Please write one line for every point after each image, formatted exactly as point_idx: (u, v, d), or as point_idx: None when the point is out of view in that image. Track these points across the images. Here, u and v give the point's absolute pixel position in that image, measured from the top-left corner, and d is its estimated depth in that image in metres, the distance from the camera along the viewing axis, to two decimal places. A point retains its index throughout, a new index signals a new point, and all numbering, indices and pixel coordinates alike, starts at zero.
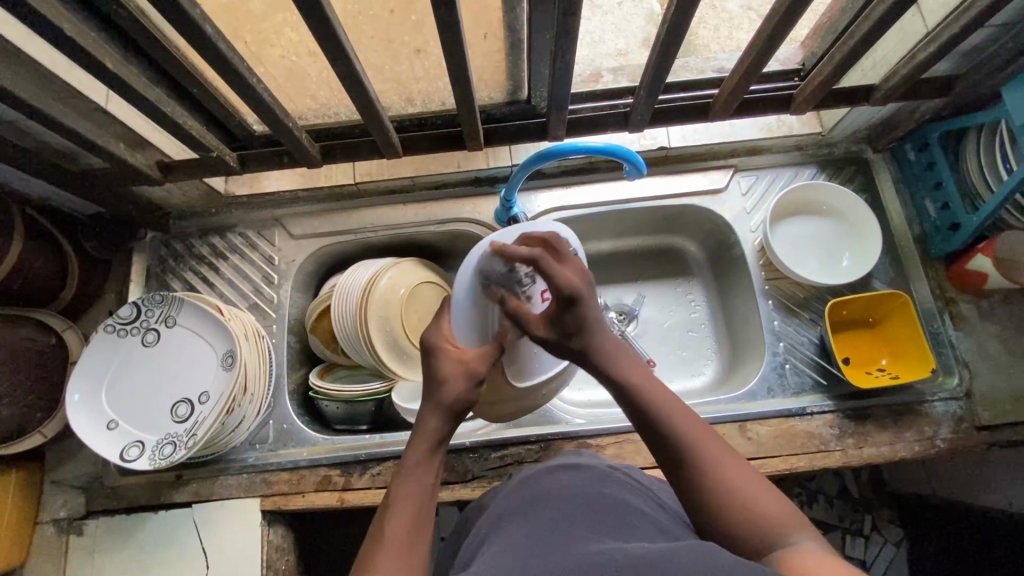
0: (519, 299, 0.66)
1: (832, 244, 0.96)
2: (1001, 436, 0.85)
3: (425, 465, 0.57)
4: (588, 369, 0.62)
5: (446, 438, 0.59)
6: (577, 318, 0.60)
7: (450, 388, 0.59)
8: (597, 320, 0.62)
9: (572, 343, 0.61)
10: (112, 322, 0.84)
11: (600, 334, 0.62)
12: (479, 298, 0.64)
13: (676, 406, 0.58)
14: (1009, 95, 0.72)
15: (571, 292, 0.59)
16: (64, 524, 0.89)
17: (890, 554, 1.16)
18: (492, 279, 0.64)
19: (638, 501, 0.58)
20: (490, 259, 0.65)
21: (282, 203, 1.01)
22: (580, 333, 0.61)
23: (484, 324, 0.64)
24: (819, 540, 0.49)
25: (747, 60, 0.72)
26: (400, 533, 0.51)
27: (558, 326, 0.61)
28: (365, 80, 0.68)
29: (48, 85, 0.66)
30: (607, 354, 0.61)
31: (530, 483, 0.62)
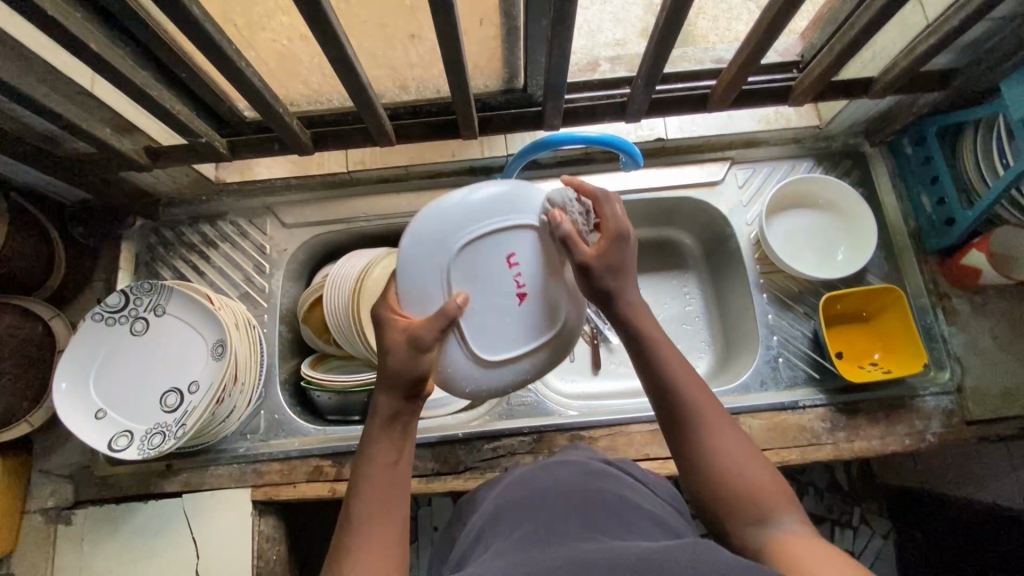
0: (470, 262, 0.60)
1: (828, 238, 0.95)
2: (990, 430, 0.86)
3: (382, 439, 0.56)
4: (610, 313, 0.61)
5: (403, 411, 0.57)
6: (618, 258, 0.60)
7: (395, 354, 0.57)
8: (630, 266, 0.62)
9: (605, 282, 0.60)
10: (99, 310, 0.83)
11: (629, 285, 0.61)
12: (421, 267, 0.60)
13: (692, 375, 0.59)
14: (1008, 88, 0.72)
15: (623, 232, 0.60)
16: (52, 513, 0.88)
17: (878, 545, 1.18)
18: (430, 250, 0.60)
19: (634, 497, 0.58)
20: (431, 224, 0.60)
21: (273, 190, 1.00)
22: (617, 274, 0.60)
23: (432, 293, 0.60)
24: (806, 523, 0.51)
25: (746, 50, 0.71)
26: (372, 514, 0.52)
27: (601, 261, 0.59)
28: (357, 65, 0.67)
29: (30, 66, 0.64)
30: (631, 308, 0.61)
31: (528, 479, 0.62)
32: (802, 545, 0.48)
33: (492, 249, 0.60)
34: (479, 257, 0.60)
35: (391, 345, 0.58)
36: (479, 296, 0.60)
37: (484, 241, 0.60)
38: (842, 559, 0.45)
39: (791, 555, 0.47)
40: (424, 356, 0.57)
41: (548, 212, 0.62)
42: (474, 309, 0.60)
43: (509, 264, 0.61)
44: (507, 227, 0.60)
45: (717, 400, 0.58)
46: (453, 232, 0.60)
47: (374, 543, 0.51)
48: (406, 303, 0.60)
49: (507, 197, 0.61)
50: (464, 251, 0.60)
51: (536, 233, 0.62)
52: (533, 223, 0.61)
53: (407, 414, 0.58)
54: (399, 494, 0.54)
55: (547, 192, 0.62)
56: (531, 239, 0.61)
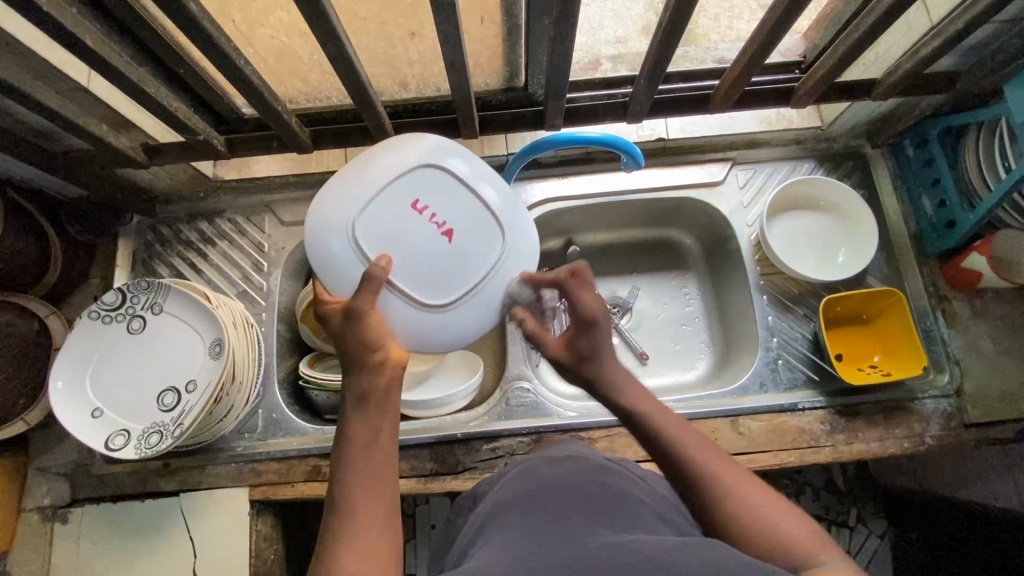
0: (379, 223, 0.60)
1: (828, 240, 0.95)
2: (988, 434, 0.86)
3: (359, 418, 0.57)
4: (601, 398, 0.64)
5: (371, 388, 0.58)
6: (590, 347, 0.64)
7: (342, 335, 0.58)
8: (609, 346, 0.64)
9: (584, 371, 0.65)
10: (96, 308, 0.82)
11: (609, 364, 0.64)
12: (332, 244, 0.60)
13: (698, 439, 0.59)
14: (1010, 91, 0.71)
15: (591, 319, 0.63)
16: (48, 511, 0.87)
17: (873, 545, 1.20)
18: (334, 223, 0.61)
19: (635, 491, 0.58)
20: (326, 208, 0.61)
21: (272, 187, 0.99)
22: (593, 359, 0.64)
23: (353, 270, 0.60)
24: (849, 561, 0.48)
25: (749, 52, 0.71)
26: (360, 492, 0.53)
27: (573, 354, 0.65)
28: (357, 63, 0.66)
29: (25, 62, 0.63)
30: (617, 383, 0.64)
31: (529, 472, 0.62)
32: None
33: (393, 201, 0.61)
34: (385, 215, 0.61)
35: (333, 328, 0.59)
36: (401, 252, 0.60)
37: (382, 196, 0.61)
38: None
39: None
40: (361, 324, 0.57)
41: (432, 149, 0.63)
42: (403, 266, 0.60)
43: (417, 210, 0.61)
44: (400, 177, 0.61)
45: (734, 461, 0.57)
46: (350, 205, 0.60)
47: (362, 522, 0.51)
48: (336, 293, 0.62)
49: (388, 152, 0.62)
50: (367, 212, 0.60)
51: (430, 170, 0.62)
52: (426, 166, 0.62)
53: (378, 391, 0.58)
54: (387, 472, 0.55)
55: (433, 137, 0.64)
56: (426, 177, 0.62)
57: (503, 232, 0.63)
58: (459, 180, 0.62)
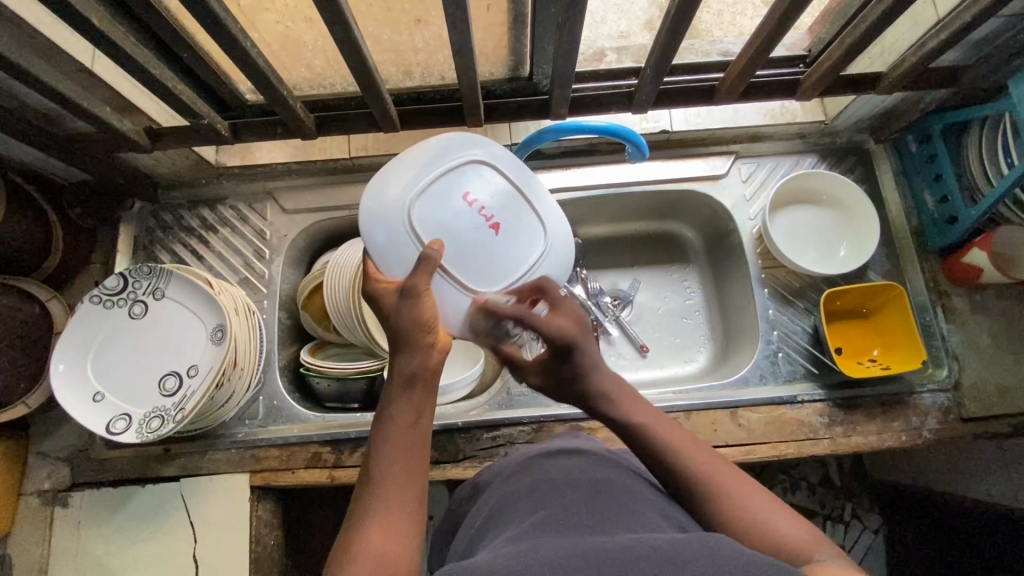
0: (430, 210, 0.65)
1: (829, 234, 0.95)
2: (985, 428, 0.87)
3: (404, 400, 0.55)
4: (592, 413, 0.63)
5: (421, 370, 0.56)
6: (568, 368, 0.62)
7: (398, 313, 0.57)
8: (595, 360, 0.63)
9: (572, 389, 0.63)
10: (98, 293, 0.82)
11: (596, 374, 0.62)
12: (386, 229, 0.63)
13: (693, 445, 0.58)
14: (1015, 87, 0.71)
15: (565, 341, 0.61)
16: (48, 496, 0.87)
17: (867, 540, 1.21)
18: (386, 211, 0.64)
19: (636, 485, 0.59)
20: (377, 197, 0.65)
21: (274, 175, 0.99)
22: (574, 377, 0.62)
23: (407, 254, 0.64)
24: (842, 556, 0.48)
25: (754, 44, 0.71)
26: (390, 476, 0.53)
27: (556, 372, 0.63)
28: (363, 48, 0.66)
29: (30, 42, 0.63)
30: (605, 395, 0.62)
31: (533, 468, 0.63)
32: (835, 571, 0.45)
33: (445, 193, 0.66)
34: (435, 206, 0.65)
35: (387, 307, 0.59)
36: (452, 239, 0.65)
37: (432, 187, 0.65)
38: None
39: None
40: (420, 302, 0.57)
41: (480, 147, 0.69)
42: (453, 252, 0.65)
43: (467, 202, 0.67)
44: (447, 169, 0.66)
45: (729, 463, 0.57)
46: (404, 194, 0.64)
47: (392, 503, 0.51)
48: (386, 274, 0.64)
49: (437, 147, 0.67)
50: (418, 200, 0.65)
51: (478, 166, 0.68)
52: (470, 159, 0.68)
53: (427, 374, 0.56)
54: (420, 459, 0.54)
55: (470, 134, 0.69)
56: (475, 172, 0.68)
57: (545, 227, 0.70)
58: (496, 173, 0.69)
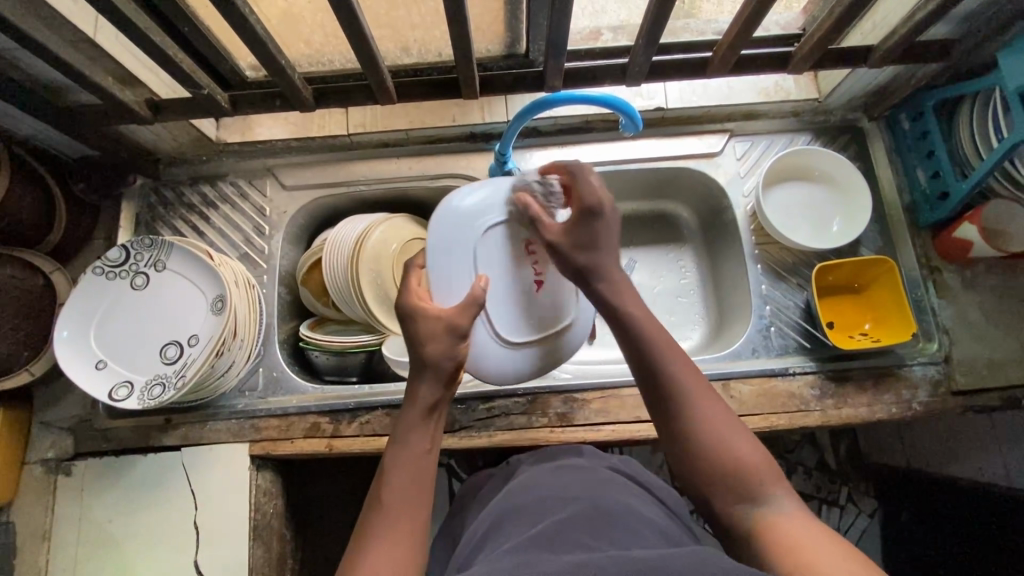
0: (492, 249, 0.70)
1: (823, 210, 0.96)
2: (975, 400, 0.88)
3: (420, 428, 0.59)
4: (587, 288, 0.66)
5: (440, 401, 0.61)
6: (589, 232, 0.65)
7: (435, 345, 0.61)
8: (607, 240, 0.66)
9: (578, 257, 0.65)
10: (101, 264, 0.84)
11: (606, 263, 0.65)
12: (451, 247, 0.68)
13: (683, 360, 0.61)
14: (1005, 60, 0.72)
15: (595, 206, 0.65)
16: (52, 464, 0.89)
17: (863, 524, 1.21)
18: (465, 229, 0.69)
19: (636, 505, 0.61)
20: (453, 215, 0.69)
21: (274, 152, 1.00)
22: (590, 248, 0.65)
23: (463, 278, 0.68)
24: (795, 501, 0.54)
25: (745, 14, 0.72)
26: (397, 496, 0.55)
27: (571, 238, 0.65)
28: (361, 19, 0.67)
29: (34, 9, 0.64)
30: (611, 284, 0.65)
31: (538, 485, 0.66)
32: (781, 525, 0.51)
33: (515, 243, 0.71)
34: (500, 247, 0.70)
35: (428, 334, 0.61)
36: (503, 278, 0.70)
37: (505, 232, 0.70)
38: (830, 538, 0.48)
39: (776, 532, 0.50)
40: (462, 345, 0.62)
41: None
42: (501, 290, 0.71)
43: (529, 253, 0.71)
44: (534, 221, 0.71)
45: (710, 387, 0.60)
46: (475, 221, 0.69)
47: (397, 526, 0.53)
48: (435, 292, 0.67)
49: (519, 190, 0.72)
50: (489, 238, 0.69)
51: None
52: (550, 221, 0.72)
53: (442, 406, 0.62)
54: (428, 482, 0.57)
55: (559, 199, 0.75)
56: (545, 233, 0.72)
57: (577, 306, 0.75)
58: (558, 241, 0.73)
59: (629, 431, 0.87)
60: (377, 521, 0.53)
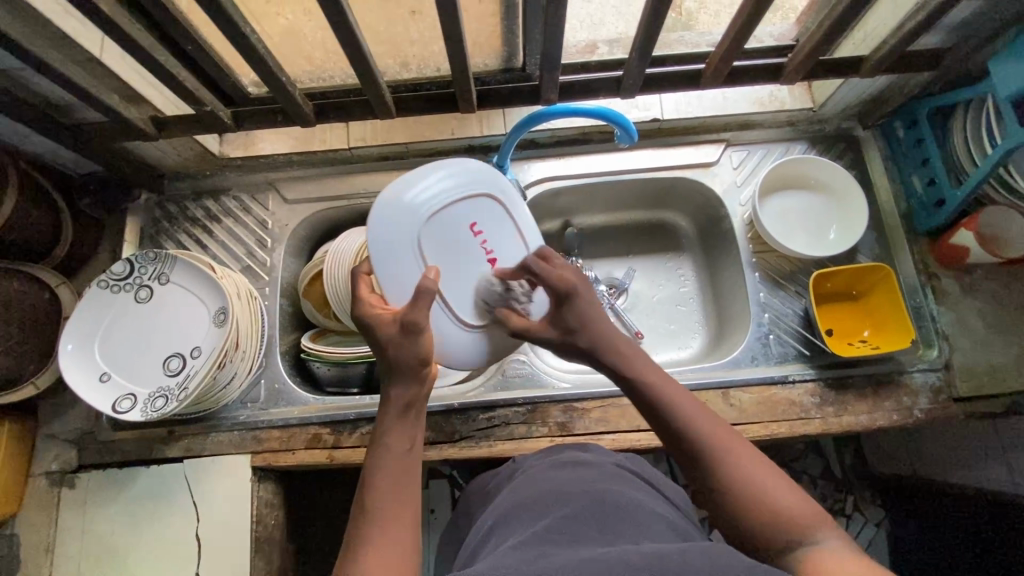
0: (436, 239, 0.71)
1: (819, 218, 0.97)
2: (977, 407, 0.87)
3: (398, 427, 0.60)
4: (598, 362, 0.66)
5: (415, 399, 0.61)
6: (582, 312, 0.66)
7: (396, 347, 0.61)
8: (606, 311, 0.67)
9: (579, 338, 0.66)
10: (105, 277, 0.85)
11: (611, 332, 0.65)
12: (394, 246, 0.69)
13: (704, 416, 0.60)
14: (995, 67, 0.73)
15: (569, 291, 0.66)
16: (56, 477, 0.90)
17: (870, 533, 1.20)
18: (404, 225, 0.69)
19: (643, 500, 0.61)
20: (392, 214, 0.69)
21: (276, 166, 1.01)
22: (581, 330, 0.66)
23: (411, 275, 0.69)
24: (844, 539, 0.51)
25: (736, 26, 0.73)
26: (387, 499, 0.55)
27: (560, 327, 0.67)
28: (359, 36, 0.69)
29: (41, 30, 0.66)
30: (622, 353, 0.65)
31: (543, 480, 0.66)
32: (835, 561, 0.48)
33: (453, 226, 0.72)
34: (439, 233, 0.71)
35: (388, 337, 0.61)
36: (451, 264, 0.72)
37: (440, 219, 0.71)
38: (876, 569, 0.45)
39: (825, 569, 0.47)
40: (422, 340, 0.60)
41: (493, 183, 0.74)
42: (450, 277, 0.72)
43: (474, 234, 0.73)
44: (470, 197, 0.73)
45: (737, 435, 0.58)
46: (415, 215, 0.70)
47: (386, 520, 0.53)
48: (388, 294, 0.68)
49: (458, 177, 0.72)
50: (428, 228, 0.70)
51: (485, 200, 0.74)
52: (488, 195, 0.74)
53: (419, 403, 0.62)
54: (412, 479, 0.57)
55: (491, 167, 0.74)
56: (484, 208, 0.74)
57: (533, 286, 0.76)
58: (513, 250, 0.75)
59: (629, 440, 0.88)
60: (367, 520, 0.54)
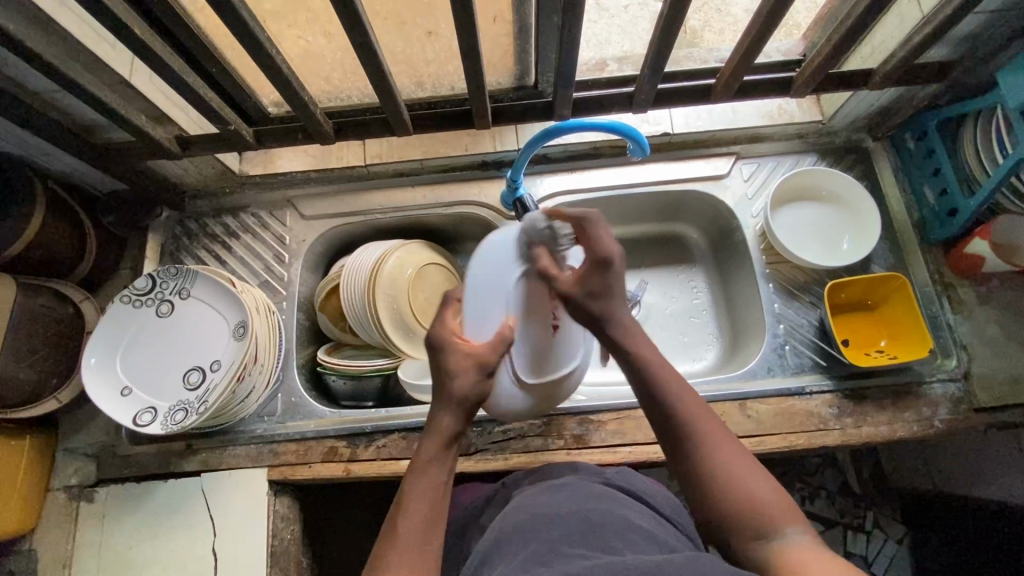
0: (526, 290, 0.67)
1: (831, 230, 0.98)
2: (998, 417, 0.86)
3: (441, 458, 0.59)
4: (601, 334, 0.65)
5: (461, 431, 0.61)
6: (604, 285, 0.64)
7: (462, 380, 0.61)
8: (621, 288, 0.65)
9: (594, 307, 0.64)
10: (128, 293, 0.87)
11: (619, 308, 0.64)
12: (484, 292, 0.66)
13: (690, 394, 0.61)
14: (1004, 77, 0.74)
15: (606, 257, 0.63)
16: (75, 491, 0.90)
17: (891, 551, 1.16)
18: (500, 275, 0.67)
19: (632, 517, 0.62)
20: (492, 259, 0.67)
21: (293, 183, 1.04)
22: (605, 298, 0.64)
23: (494, 318, 0.66)
24: (813, 535, 0.52)
25: (745, 42, 0.75)
26: (412, 529, 0.55)
27: (585, 288, 0.64)
28: (379, 56, 0.71)
29: (77, 55, 0.69)
30: (624, 327, 0.64)
31: (530, 500, 0.66)
32: (802, 560, 0.48)
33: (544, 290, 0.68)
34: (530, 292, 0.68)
35: (457, 367, 0.62)
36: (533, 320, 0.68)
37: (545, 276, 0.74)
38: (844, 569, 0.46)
39: (792, 567, 0.48)
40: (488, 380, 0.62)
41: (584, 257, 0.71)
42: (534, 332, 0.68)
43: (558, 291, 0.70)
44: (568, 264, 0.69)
45: (721, 423, 0.59)
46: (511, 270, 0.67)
47: (412, 552, 0.54)
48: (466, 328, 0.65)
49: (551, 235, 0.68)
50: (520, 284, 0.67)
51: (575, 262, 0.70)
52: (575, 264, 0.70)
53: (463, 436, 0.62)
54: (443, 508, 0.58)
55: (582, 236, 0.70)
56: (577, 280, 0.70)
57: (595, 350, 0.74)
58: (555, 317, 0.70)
59: (646, 452, 0.87)
60: (390, 553, 0.54)
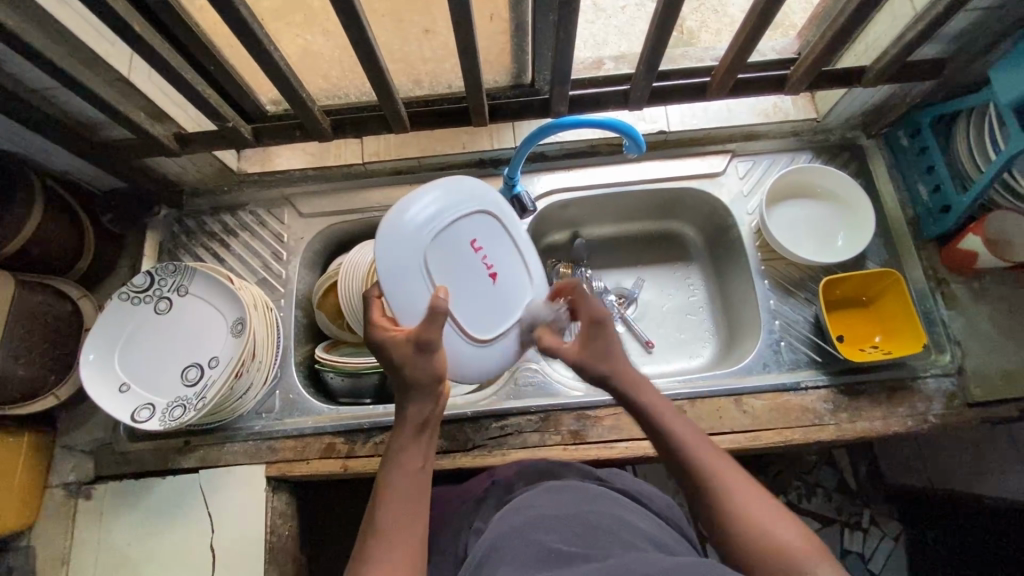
0: (441, 258, 0.72)
1: (825, 226, 0.98)
2: (992, 412, 0.87)
3: (413, 445, 0.63)
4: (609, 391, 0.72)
5: (428, 417, 0.65)
6: (602, 345, 0.72)
7: (411, 366, 0.64)
8: (619, 345, 0.73)
9: (597, 367, 0.72)
10: (126, 290, 0.87)
11: (620, 362, 0.72)
12: (402, 270, 0.69)
13: (703, 442, 0.65)
14: (997, 75, 0.75)
15: (599, 318, 0.72)
16: (73, 488, 0.91)
17: (888, 549, 1.16)
18: (409, 247, 0.70)
19: (631, 519, 0.63)
20: (395, 235, 0.69)
21: (291, 181, 1.04)
22: (605, 357, 0.72)
23: (421, 295, 0.70)
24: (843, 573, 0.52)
25: (739, 39, 0.75)
26: (392, 522, 0.58)
27: (586, 351, 0.72)
28: (377, 54, 0.71)
29: (76, 52, 0.69)
30: (628, 380, 0.70)
31: (529, 499, 0.67)
32: None
33: (458, 244, 0.74)
34: (441, 251, 0.72)
35: (403, 356, 0.64)
36: (459, 279, 0.74)
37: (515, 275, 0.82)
38: None
39: None
40: (434, 357, 0.64)
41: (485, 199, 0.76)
42: (461, 294, 0.74)
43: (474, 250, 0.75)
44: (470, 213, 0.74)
45: (738, 468, 0.62)
46: (418, 237, 0.70)
47: (393, 543, 0.57)
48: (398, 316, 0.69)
49: (441, 194, 0.73)
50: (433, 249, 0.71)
51: (484, 216, 0.76)
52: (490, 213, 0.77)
53: (432, 420, 0.66)
54: (422, 494, 0.61)
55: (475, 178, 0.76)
56: (483, 224, 0.76)
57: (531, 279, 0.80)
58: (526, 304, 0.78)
59: (642, 447, 0.88)
60: (378, 545, 0.57)
